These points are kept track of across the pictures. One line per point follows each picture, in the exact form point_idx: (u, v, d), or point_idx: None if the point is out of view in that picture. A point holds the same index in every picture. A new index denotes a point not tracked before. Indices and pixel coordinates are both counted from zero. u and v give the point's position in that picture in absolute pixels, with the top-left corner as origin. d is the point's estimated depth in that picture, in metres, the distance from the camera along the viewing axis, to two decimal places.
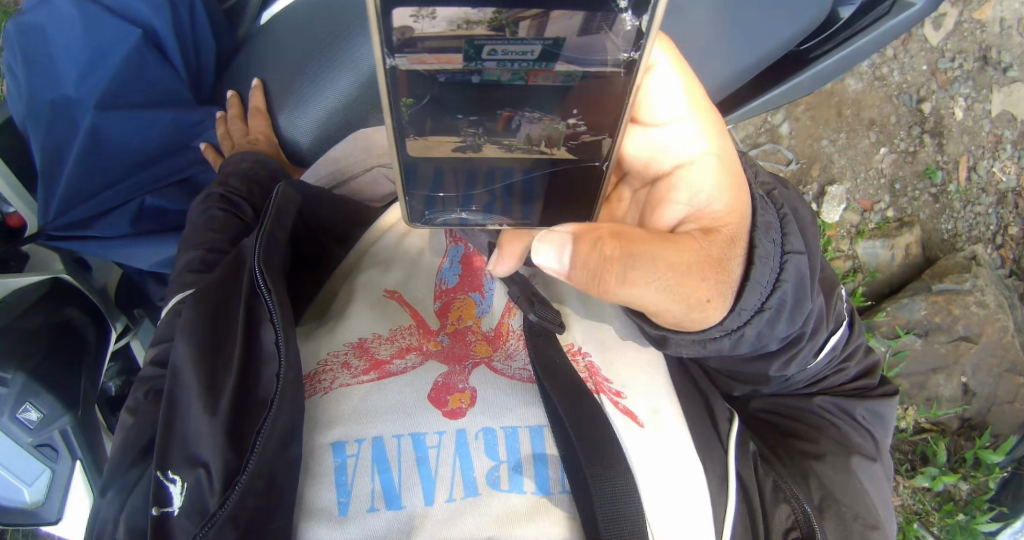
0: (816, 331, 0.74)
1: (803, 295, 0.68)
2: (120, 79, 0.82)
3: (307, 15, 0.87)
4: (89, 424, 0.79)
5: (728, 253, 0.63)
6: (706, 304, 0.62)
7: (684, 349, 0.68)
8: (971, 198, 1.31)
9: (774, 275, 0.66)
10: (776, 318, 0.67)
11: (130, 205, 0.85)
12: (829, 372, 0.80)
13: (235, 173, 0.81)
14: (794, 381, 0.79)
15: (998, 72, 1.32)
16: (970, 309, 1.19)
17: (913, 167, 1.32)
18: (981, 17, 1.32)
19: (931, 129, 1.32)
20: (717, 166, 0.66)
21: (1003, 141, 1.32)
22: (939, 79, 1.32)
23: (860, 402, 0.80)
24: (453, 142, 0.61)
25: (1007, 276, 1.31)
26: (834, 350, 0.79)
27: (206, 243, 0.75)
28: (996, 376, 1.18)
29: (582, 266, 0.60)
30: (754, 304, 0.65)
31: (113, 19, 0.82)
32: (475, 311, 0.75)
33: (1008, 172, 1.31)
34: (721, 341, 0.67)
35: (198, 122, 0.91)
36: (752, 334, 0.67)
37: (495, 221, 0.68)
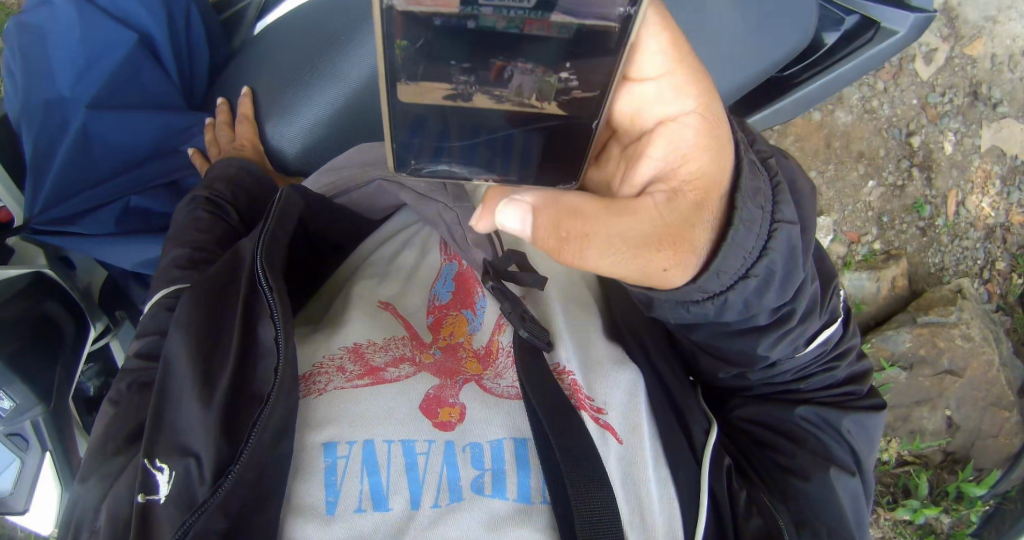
0: (800, 322, 0.74)
1: (793, 266, 0.67)
2: (116, 81, 0.84)
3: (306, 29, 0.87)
4: (63, 417, 0.79)
5: (697, 218, 0.61)
6: (671, 271, 0.61)
7: (671, 311, 0.68)
8: (959, 232, 1.35)
9: (762, 241, 0.64)
10: (763, 288, 0.66)
11: (117, 203, 0.86)
12: (822, 362, 0.80)
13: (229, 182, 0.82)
14: (775, 374, 0.79)
15: (987, 107, 1.35)
16: (956, 342, 1.17)
17: (901, 201, 1.33)
18: (973, 53, 1.35)
19: (920, 163, 1.33)
20: (700, 122, 0.65)
21: (992, 176, 1.36)
22: (929, 113, 1.34)
23: (848, 411, 0.80)
24: (444, 89, 0.61)
25: (994, 310, 1.36)
26: (821, 348, 0.79)
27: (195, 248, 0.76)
28: (981, 409, 1.17)
29: (542, 238, 0.60)
30: (732, 276, 0.64)
31: (111, 22, 0.83)
32: (466, 327, 0.76)
33: (997, 208, 1.36)
34: (706, 304, 0.66)
35: (188, 127, 0.92)
36: (736, 301, 0.66)
37: (479, 176, 0.67)
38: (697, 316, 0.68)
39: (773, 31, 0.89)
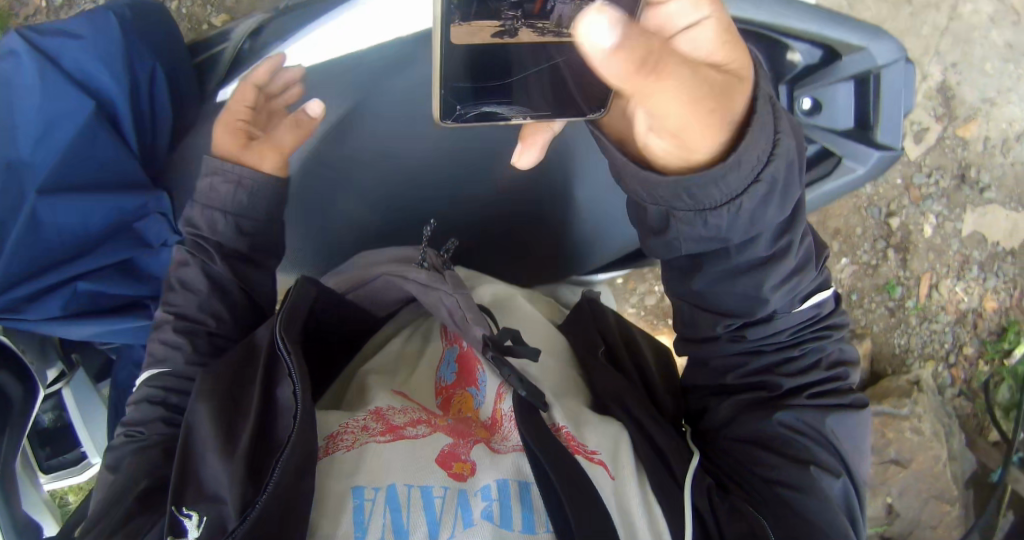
0: (799, 270, 0.69)
1: (791, 180, 0.61)
2: (75, 155, 0.78)
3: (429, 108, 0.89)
4: (7, 485, 0.74)
5: (722, 94, 0.54)
6: (699, 130, 0.54)
7: (688, 228, 0.61)
8: (928, 315, 1.35)
9: (767, 150, 0.58)
10: (768, 199, 0.60)
11: (64, 291, 0.81)
12: (814, 330, 0.76)
13: (215, 194, 0.76)
14: (762, 348, 0.74)
15: (974, 191, 1.34)
16: (906, 434, 1.17)
17: (873, 280, 1.33)
18: (965, 134, 1.32)
19: (896, 244, 1.33)
20: (719, 27, 0.58)
21: (970, 261, 1.35)
22: (913, 193, 1.32)
23: (830, 403, 0.76)
24: (493, 25, 0.53)
25: (955, 394, 1.37)
26: (808, 320, 0.74)
27: (187, 284, 0.76)
28: (923, 501, 1.18)
29: (631, 54, 0.46)
30: (741, 184, 0.57)
31: (70, 87, 0.77)
32: (473, 404, 0.69)
33: (970, 293, 1.36)
34: (721, 214, 0.59)
35: (144, 206, 0.84)
36: (743, 218, 0.60)
37: (517, 114, 0.59)
38: (706, 236, 0.61)
39: None
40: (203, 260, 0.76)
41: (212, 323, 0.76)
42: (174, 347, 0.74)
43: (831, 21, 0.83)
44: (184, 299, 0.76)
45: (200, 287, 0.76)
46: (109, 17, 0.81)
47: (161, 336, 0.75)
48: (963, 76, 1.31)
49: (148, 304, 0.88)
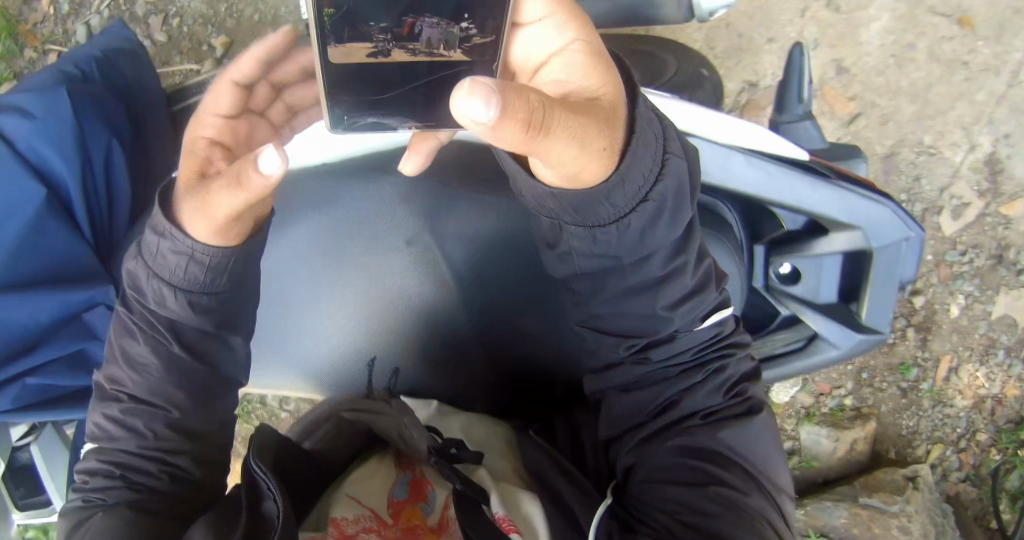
0: (695, 292, 0.69)
1: (682, 201, 0.63)
2: (14, 249, 0.91)
3: (470, 217, 0.78)
4: None
5: (603, 113, 0.54)
6: (600, 148, 0.54)
7: (580, 241, 0.64)
8: (943, 398, 1.27)
9: (652, 170, 0.60)
10: (656, 217, 0.62)
11: (12, 386, 0.95)
12: (718, 346, 0.72)
13: (173, 274, 0.65)
14: (664, 370, 0.72)
15: (1010, 272, 1.23)
16: (893, 533, 1.13)
17: (887, 358, 1.27)
18: (1010, 212, 1.21)
19: (917, 323, 1.26)
20: (586, 50, 0.60)
21: (996, 345, 1.25)
22: (942, 272, 1.24)
23: (742, 417, 0.72)
24: (366, 47, 0.59)
25: (961, 480, 1.27)
26: (708, 339, 0.72)
27: (139, 363, 0.68)
28: None
29: (512, 119, 0.45)
30: (626, 205, 0.60)
31: (17, 180, 0.91)
32: (425, 512, 0.59)
33: (993, 379, 1.26)
34: (608, 229, 0.62)
35: (93, 299, 0.98)
36: (632, 232, 0.62)
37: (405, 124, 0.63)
38: (600, 244, 0.64)
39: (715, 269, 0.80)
40: (161, 337, 0.68)
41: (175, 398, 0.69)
42: (134, 425, 0.69)
43: (819, 192, 0.73)
44: (140, 378, 0.68)
45: (150, 364, 0.68)
46: (61, 96, 0.95)
47: (116, 413, 0.69)
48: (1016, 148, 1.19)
49: (96, 393, 1.01)
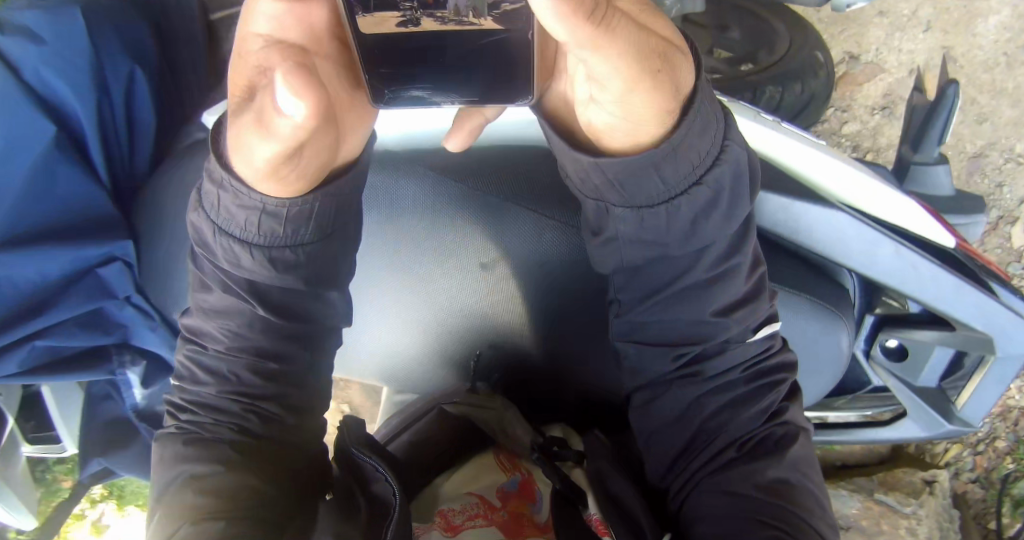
0: (746, 302, 0.53)
1: (740, 189, 0.48)
2: (28, 194, 0.67)
3: (536, 234, 0.63)
4: None
5: (668, 53, 0.41)
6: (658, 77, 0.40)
7: (628, 228, 0.48)
8: None
9: (710, 144, 0.45)
10: (712, 204, 0.47)
11: (19, 351, 0.70)
12: (774, 364, 0.55)
13: (248, 225, 0.50)
14: (716, 391, 0.55)
15: None
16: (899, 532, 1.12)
17: None
18: None
19: None
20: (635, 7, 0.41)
21: None
22: None
23: (789, 444, 0.54)
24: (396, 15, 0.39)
25: (966, 480, 1.23)
26: (758, 356, 0.55)
27: (225, 309, 0.56)
28: None
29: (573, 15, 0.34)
30: (683, 180, 0.45)
31: (27, 108, 0.66)
32: (531, 510, 0.58)
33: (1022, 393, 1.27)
34: (660, 210, 0.47)
35: (104, 258, 0.73)
36: (685, 217, 0.47)
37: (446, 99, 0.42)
38: (646, 230, 0.48)
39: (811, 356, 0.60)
40: (242, 296, 0.55)
41: (269, 341, 0.57)
42: (228, 372, 0.57)
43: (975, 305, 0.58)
44: (229, 326, 0.56)
45: (234, 318, 0.56)
46: (75, 17, 0.72)
47: (209, 359, 0.57)
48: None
49: (113, 355, 0.79)
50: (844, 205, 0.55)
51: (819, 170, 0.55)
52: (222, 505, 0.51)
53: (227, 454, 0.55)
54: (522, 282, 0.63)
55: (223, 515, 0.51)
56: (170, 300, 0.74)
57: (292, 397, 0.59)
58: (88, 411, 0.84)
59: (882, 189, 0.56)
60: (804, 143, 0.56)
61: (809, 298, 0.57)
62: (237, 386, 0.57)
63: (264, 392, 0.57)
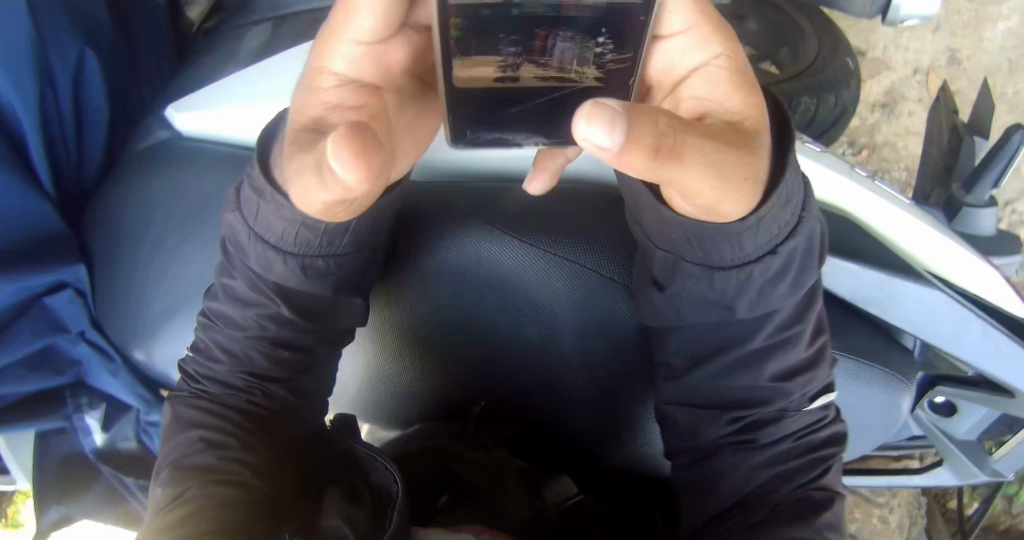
0: (808, 368, 0.44)
1: (815, 262, 0.40)
2: None
3: (575, 287, 0.51)
4: None
5: (743, 137, 0.35)
6: (741, 183, 0.35)
7: (692, 287, 0.41)
8: None
9: (791, 216, 0.37)
10: (782, 277, 0.39)
11: None
12: (831, 436, 0.46)
13: (285, 236, 0.43)
14: (763, 439, 0.45)
15: None
16: None
17: None
18: None
19: None
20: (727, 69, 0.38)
21: None
22: None
23: (817, 509, 0.43)
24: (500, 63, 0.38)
25: None
26: (817, 429, 0.46)
27: (249, 300, 0.48)
28: None
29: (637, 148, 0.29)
30: (757, 244, 0.38)
31: None
32: None
33: None
34: (731, 276, 0.39)
35: (59, 285, 0.61)
36: (751, 290, 0.40)
37: (530, 139, 0.42)
38: (709, 296, 0.41)
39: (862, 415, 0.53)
40: (266, 295, 0.47)
41: (301, 342, 0.50)
42: (242, 352, 0.50)
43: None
44: (250, 315, 0.49)
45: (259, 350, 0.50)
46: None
47: (220, 334, 0.50)
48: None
49: (67, 400, 0.66)
50: (930, 275, 0.48)
51: (906, 234, 0.48)
52: (227, 482, 0.45)
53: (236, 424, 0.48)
54: (559, 324, 0.51)
55: (225, 492, 0.45)
56: (134, 338, 0.62)
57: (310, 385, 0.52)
58: (41, 448, 0.70)
59: (973, 259, 0.48)
60: (892, 201, 0.48)
61: (882, 369, 0.50)
62: (252, 366, 0.50)
63: (280, 377, 0.50)
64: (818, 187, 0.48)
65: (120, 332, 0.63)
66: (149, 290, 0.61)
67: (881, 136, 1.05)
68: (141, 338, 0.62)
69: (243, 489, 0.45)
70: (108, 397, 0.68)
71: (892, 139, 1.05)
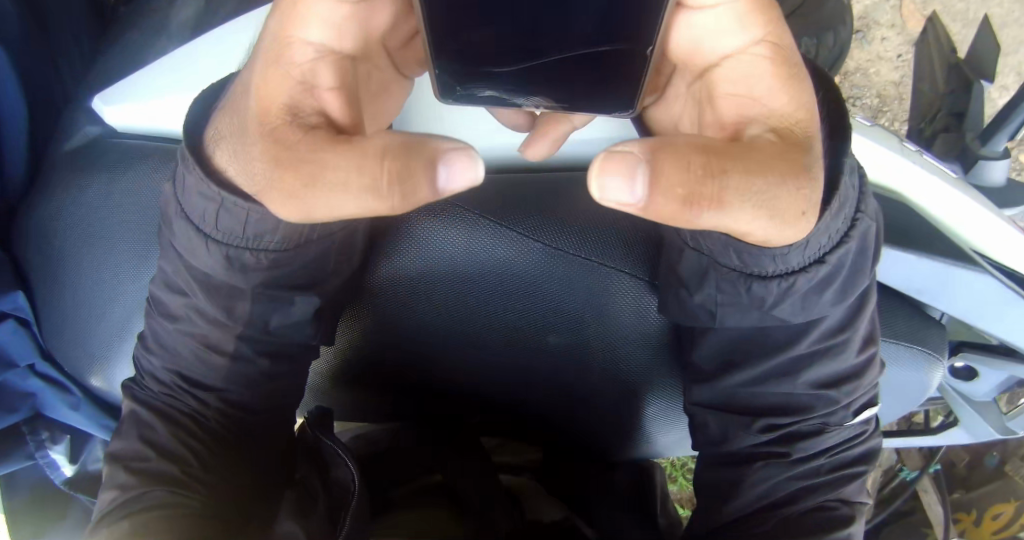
0: (851, 378, 0.41)
1: (859, 277, 0.38)
2: None
3: (573, 281, 0.44)
4: None
5: (804, 151, 0.32)
6: (800, 219, 0.32)
7: (724, 299, 0.39)
8: None
9: (840, 232, 0.36)
10: (823, 290, 0.37)
11: None
12: (864, 452, 0.44)
13: (206, 216, 0.38)
14: (796, 464, 0.43)
15: None
16: None
17: None
18: None
19: None
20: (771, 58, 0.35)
21: None
22: None
23: (837, 525, 0.41)
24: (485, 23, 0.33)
25: None
26: (852, 447, 0.43)
27: (174, 284, 0.42)
28: None
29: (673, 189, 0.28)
30: (804, 256, 0.36)
31: None
32: None
33: None
34: (774, 285, 0.37)
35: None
36: (794, 301, 0.38)
37: (534, 100, 0.35)
38: (744, 300, 0.39)
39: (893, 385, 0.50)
40: (188, 284, 0.41)
41: (235, 348, 0.43)
42: (173, 345, 0.43)
43: None
44: (179, 303, 0.42)
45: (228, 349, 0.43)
46: None
47: (154, 327, 0.44)
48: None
49: (25, 436, 0.61)
50: (973, 252, 0.45)
51: (954, 211, 0.45)
52: (180, 489, 0.41)
53: (191, 432, 0.43)
54: (560, 321, 0.45)
55: (178, 502, 0.40)
56: (87, 365, 0.56)
57: (268, 392, 0.45)
58: (6, 487, 0.63)
59: (1019, 234, 0.46)
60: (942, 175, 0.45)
61: (921, 349, 0.48)
62: (184, 365, 0.44)
63: (216, 382, 0.44)
64: (867, 165, 0.45)
65: (69, 361, 0.57)
66: (96, 313, 0.55)
67: (850, 59, 0.83)
68: (93, 365, 0.56)
69: (196, 496, 0.41)
70: (72, 427, 0.63)
71: (864, 65, 0.83)
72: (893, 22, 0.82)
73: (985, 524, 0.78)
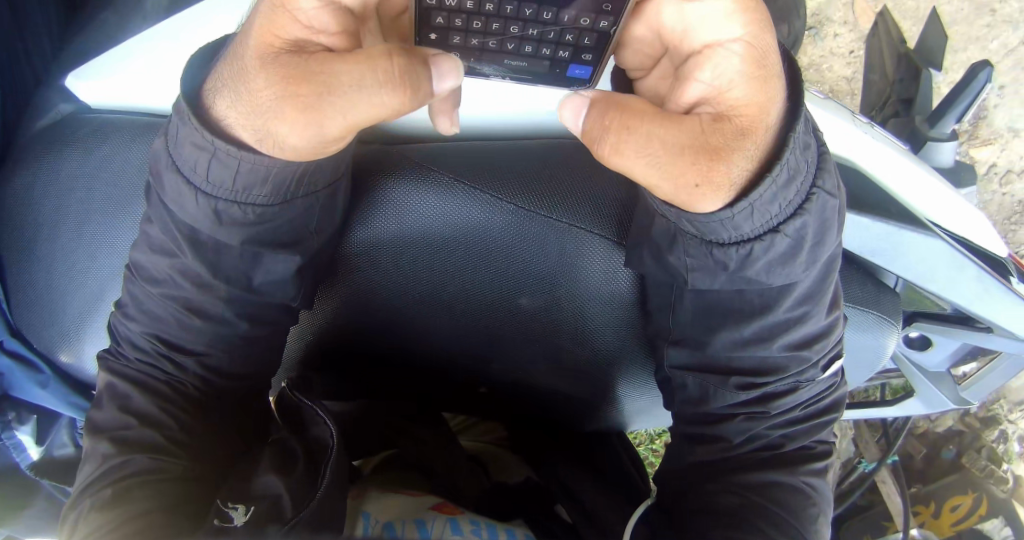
0: (820, 337, 0.43)
1: (824, 234, 0.38)
2: None
3: (540, 244, 0.45)
4: None
5: (732, 146, 0.34)
6: (688, 190, 0.34)
7: (693, 264, 0.40)
8: None
9: (798, 194, 0.36)
10: (793, 254, 0.38)
11: None
12: (832, 403, 0.46)
13: (196, 168, 0.37)
14: (772, 417, 0.44)
15: None
16: None
17: None
18: None
19: None
20: (747, 60, 0.34)
21: None
22: None
23: (813, 459, 0.45)
24: None
25: None
26: (824, 397, 0.45)
27: (155, 246, 0.42)
28: None
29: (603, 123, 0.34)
30: (756, 225, 0.36)
31: None
32: None
33: None
34: (731, 252, 0.38)
35: None
36: (758, 266, 0.38)
37: (494, 70, 0.39)
38: (709, 265, 0.39)
39: (857, 349, 0.53)
40: (177, 242, 0.41)
41: (219, 311, 0.43)
42: (154, 310, 0.43)
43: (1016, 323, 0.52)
44: (158, 267, 0.42)
45: (213, 322, 0.43)
46: None
47: (133, 291, 0.44)
48: (1010, 91, 0.84)
49: None
50: (930, 223, 0.47)
51: (901, 173, 0.47)
52: (161, 455, 0.42)
53: (169, 397, 0.44)
54: (526, 283, 0.46)
55: (158, 467, 0.41)
56: (56, 339, 0.56)
57: (247, 354, 0.45)
58: None
59: (963, 204, 0.49)
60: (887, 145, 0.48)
61: (877, 314, 0.50)
62: (166, 329, 0.44)
63: (197, 346, 0.44)
64: (831, 137, 0.47)
65: (38, 334, 0.56)
66: (70, 288, 0.55)
67: (804, 56, 0.86)
68: (64, 339, 0.56)
69: (179, 461, 0.42)
70: (39, 408, 0.61)
71: (817, 61, 0.86)
72: (845, 20, 0.84)
73: (944, 517, 0.80)
